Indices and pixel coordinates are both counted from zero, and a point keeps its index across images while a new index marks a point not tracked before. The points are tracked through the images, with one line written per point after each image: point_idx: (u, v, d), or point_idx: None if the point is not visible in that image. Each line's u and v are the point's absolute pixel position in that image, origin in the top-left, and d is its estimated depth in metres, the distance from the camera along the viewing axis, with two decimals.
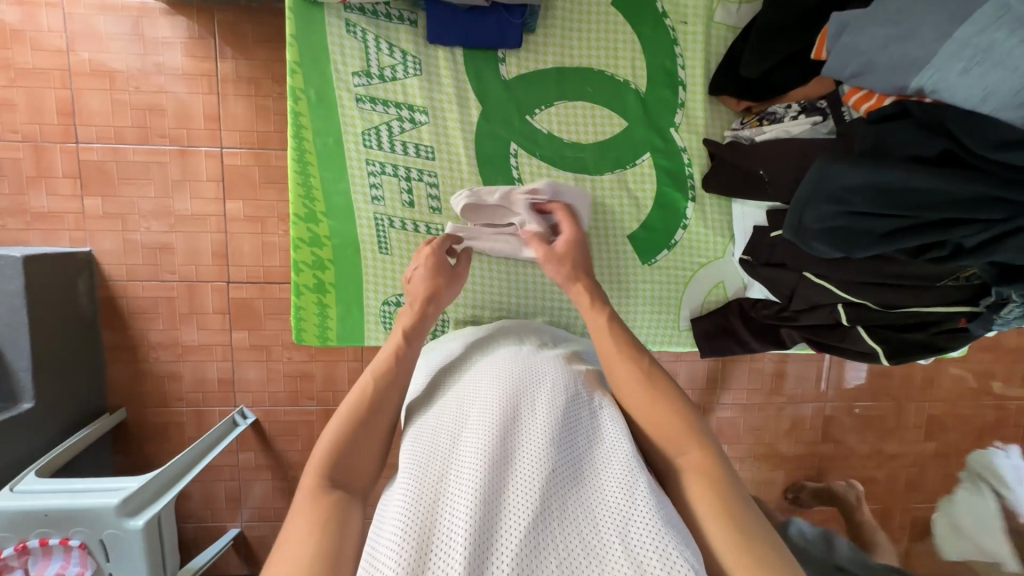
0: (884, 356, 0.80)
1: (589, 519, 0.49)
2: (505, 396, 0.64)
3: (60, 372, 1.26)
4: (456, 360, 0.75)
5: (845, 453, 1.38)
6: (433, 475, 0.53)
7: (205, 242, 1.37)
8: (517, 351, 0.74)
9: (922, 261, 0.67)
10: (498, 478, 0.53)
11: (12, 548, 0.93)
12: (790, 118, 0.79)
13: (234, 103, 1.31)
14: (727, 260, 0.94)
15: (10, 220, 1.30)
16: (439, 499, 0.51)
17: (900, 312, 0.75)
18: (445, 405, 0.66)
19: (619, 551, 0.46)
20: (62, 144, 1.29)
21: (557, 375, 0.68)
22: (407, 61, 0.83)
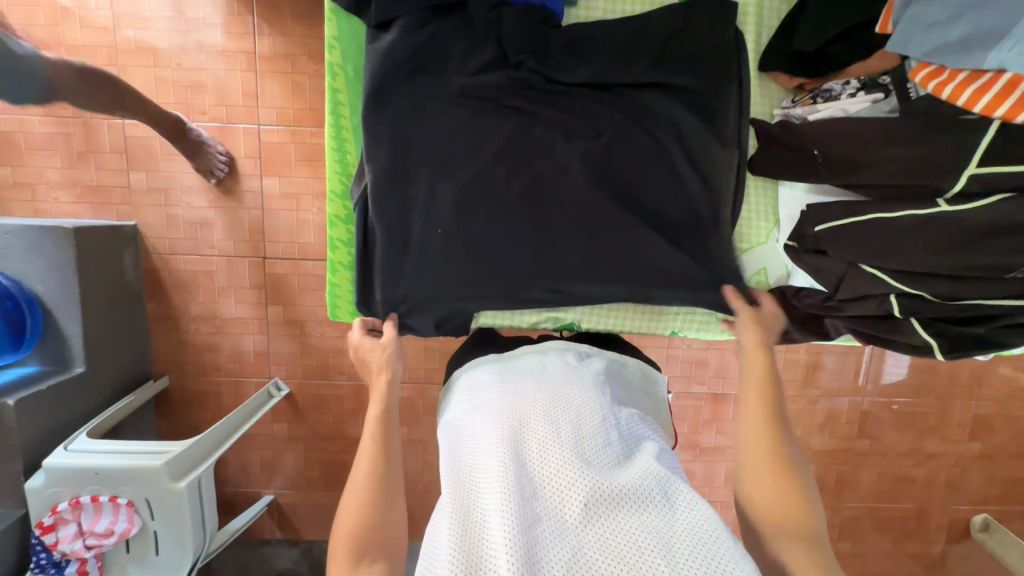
0: (939, 351, 0.90)
1: (641, 513, 0.71)
2: (556, 433, 0.79)
3: (105, 332, 1.54)
4: (490, 385, 0.92)
5: (883, 446, 1.90)
6: (481, 492, 0.74)
7: (242, 217, 1.64)
8: (551, 368, 0.94)
9: (987, 247, 0.76)
10: (531, 507, 0.71)
11: (105, 496, 1.27)
12: (848, 95, 0.94)
13: (269, 78, 1.57)
14: (772, 245, 1.07)
15: (64, 193, 1.61)
16: (482, 524, 0.70)
17: (958, 304, 0.86)
18: (506, 412, 0.84)
19: (667, 553, 0.66)
20: (110, 120, 1.58)
21: (584, 386, 0.88)
22: (430, 59, 0.98)
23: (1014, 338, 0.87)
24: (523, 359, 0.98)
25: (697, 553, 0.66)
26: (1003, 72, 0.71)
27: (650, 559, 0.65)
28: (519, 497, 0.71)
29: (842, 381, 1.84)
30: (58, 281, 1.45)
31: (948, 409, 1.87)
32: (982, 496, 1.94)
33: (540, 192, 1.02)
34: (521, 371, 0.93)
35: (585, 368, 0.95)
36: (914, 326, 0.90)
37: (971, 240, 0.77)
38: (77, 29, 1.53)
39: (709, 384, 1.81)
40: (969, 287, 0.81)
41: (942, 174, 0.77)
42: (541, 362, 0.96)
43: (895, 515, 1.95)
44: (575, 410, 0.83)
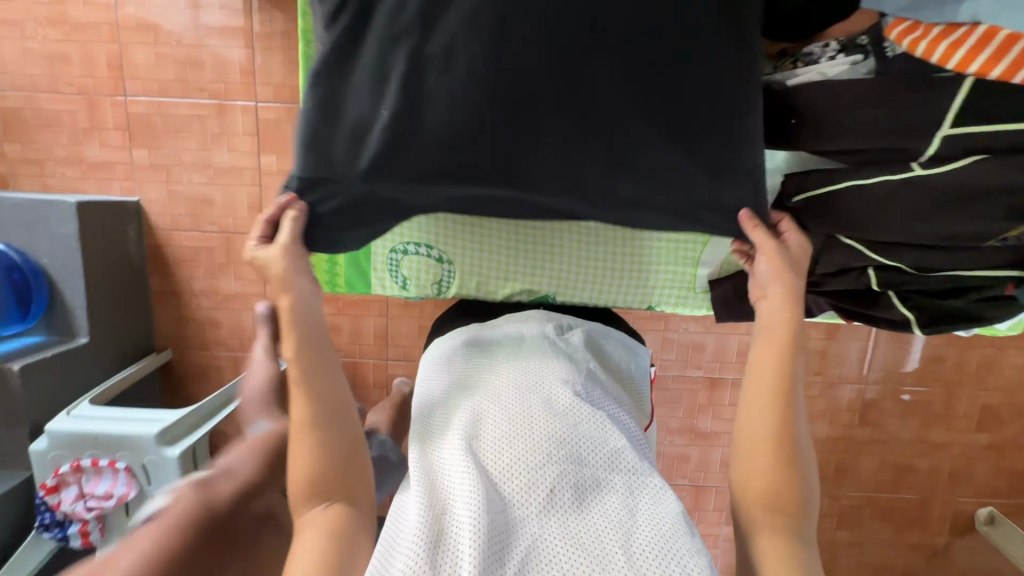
0: (917, 325, 0.91)
1: (606, 497, 0.70)
2: (528, 410, 0.79)
3: (108, 305, 1.59)
4: (468, 363, 0.92)
5: (886, 435, 1.86)
6: (450, 466, 0.74)
7: (240, 194, 1.66)
8: (530, 344, 0.93)
9: (963, 216, 0.75)
10: (500, 484, 0.71)
11: (105, 460, 1.31)
12: (827, 58, 0.83)
13: (267, 55, 1.58)
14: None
15: (70, 169, 1.65)
16: (448, 497, 0.70)
17: (938, 277, 0.85)
18: (481, 390, 0.84)
19: (630, 535, 0.66)
20: (113, 97, 1.61)
21: (561, 364, 0.88)
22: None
23: (996, 314, 0.87)
24: (500, 333, 0.98)
25: (659, 536, 0.66)
26: (978, 27, 0.68)
27: (611, 541, 0.65)
28: (486, 474, 0.71)
29: (843, 368, 1.80)
30: (62, 253, 1.49)
31: (955, 398, 1.82)
32: (989, 489, 1.89)
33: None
34: (497, 347, 0.93)
35: (565, 344, 0.94)
36: (892, 300, 0.90)
37: (949, 207, 0.76)
38: (80, 7, 1.56)
39: (706, 368, 1.79)
40: (947, 257, 0.80)
41: (907, 140, 0.75)
42: (519, 335, 0.96)
43: (896, 506, 1.91)
44: (546, 385, 0.83)
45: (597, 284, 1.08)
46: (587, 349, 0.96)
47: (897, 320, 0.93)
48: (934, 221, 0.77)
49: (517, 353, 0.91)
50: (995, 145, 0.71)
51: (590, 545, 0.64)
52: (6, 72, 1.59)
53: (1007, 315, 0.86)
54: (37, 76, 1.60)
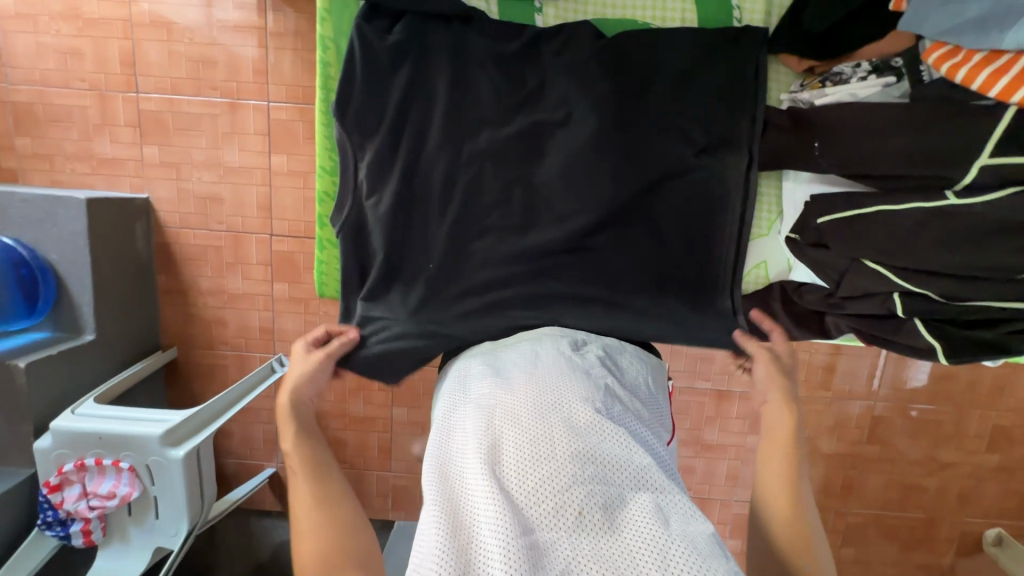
0: (943, 355, 0.87)
1: (634, 521, 0.69)
2: (547, 433, 0.76)
3: (114, 302, 1.58)
4: (483, 379, 0.89)
5: (893, 453, 1.84)
6: (472, 497, 0.72)
7: (250, 193, 1.65)
8: (546, 358, 0.91)
9: (1000, 245, 0.74)
10: (524, 518, 0.69)
11: (109, 460, 1.31)
12: (858, 79, 0.89)
13: (280, 55, 1.57)
14: (773, 237, 1.04)
15: (80, 164, 1.64)
16: (472, 531, 0.69)
17: (966, 306, 0.84)
18: (497, 410, 0.81)
19: (661, 564, 0.64)
20: (124, 93, 1.60)
21: (579, 379, 0.85)
22: (424, 61, 1.00)
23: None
24: (516, 347, 0.97)
25: (692, 561, 0.64)
26: (1021, 56, 0.69)
27: (643, 571, 0.64)
28: (509, 505, 0.69)
29: (853, 384, 1.78)
30: (70, 250, 1.48)
31: (966, 418, 1.79)
32: (996, 510, 1.87)
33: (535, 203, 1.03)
34: (513, 364, 0.91)
35: (583, 357, 0.92)
36: (918, 327, 0.89)
37: (987, 231, 0.74)
38: (94, 2, 1.55)
39: (714, 380, 1.77)
40: (977, 286, 0.79)
41: (949, 167, 0.75)
42: (534, 350, 0.94)
43: (902, 525, 1.89)
44: (565, 403, 0.81)
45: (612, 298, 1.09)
46: (605, 359, 0.94)
47: (921, 347, 0.90)
48: (969, 247, 0.75)
49: (533, 370, 0.88)
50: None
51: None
52: (19, 65, 1.59)
53: None
54: (50, 71, 1.59)
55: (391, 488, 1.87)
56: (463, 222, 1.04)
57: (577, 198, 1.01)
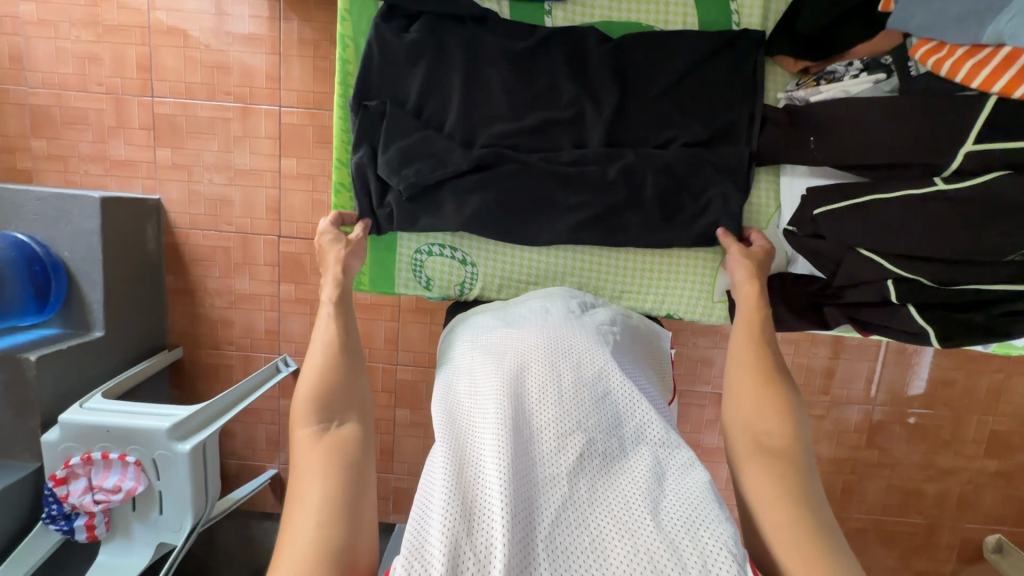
0: (934, 338, 0.90)
1: (633, 466, 0.72)
2: (555, 382, 0.80)
3: (123, 300, 1.60)
4: (494, 335, 0.94)
5: (892, 458, 1.85)
6: (478, 433, 0.75)
7: (260, 195, 1.69)
8: (554, 318, 0.95)
9: (989, 230, 0.78)
10: (528, 453, 0.72)
11: (116, 453, 1.32)
12: (850, 77, 0.94)
13: (292, 62, 1.62)
14: (772, 231, 1.07)
15: (94, 166, 1.68)
16: (476, 463, 0.71)
17: (957, 290, 0.87)
18: (508, 359, 0.85)
19: (657, 505, 0.67)
20: (140, 98, 1.64)
21: (586, 337, 0.89)
22: (439, 58, 1.05)
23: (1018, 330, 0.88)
24: (525, 305, 1.02)
25: (687, 505, 0.67)
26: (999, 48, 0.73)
27: (639, 509, 0.66)
28: (514, 440, 0.73)
29: (851, 388, 1.81)
30: (83, 248, 1.51)
31: (963, 423, 1.81)
32: (996, 516, 1.87)
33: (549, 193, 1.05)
34: (523, 320, 0.95)
35: (591, 320, 0.97)
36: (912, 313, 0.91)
37: (974, 219, 0.79)
38: (114, 9, 1.60)
39: (714, 383, 1.79)
40: (966, 269, 0.83)
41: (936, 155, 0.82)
42: (543, 308, 0.99)
43: (902, 531, 1.90)
44: (573, 356, 0.85)
45: (621, 289, 1.12)
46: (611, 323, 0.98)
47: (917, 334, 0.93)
48: (958, 231, 0.80)
49: (542, 326, 0.92)
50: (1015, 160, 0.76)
51: (619, 514, 0.66)
52: (39, 70, 1.64)
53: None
54: (68, 75, 1.64)
55: (392, 490, 1.87)
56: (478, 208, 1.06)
57: (589, 188, 1.04)
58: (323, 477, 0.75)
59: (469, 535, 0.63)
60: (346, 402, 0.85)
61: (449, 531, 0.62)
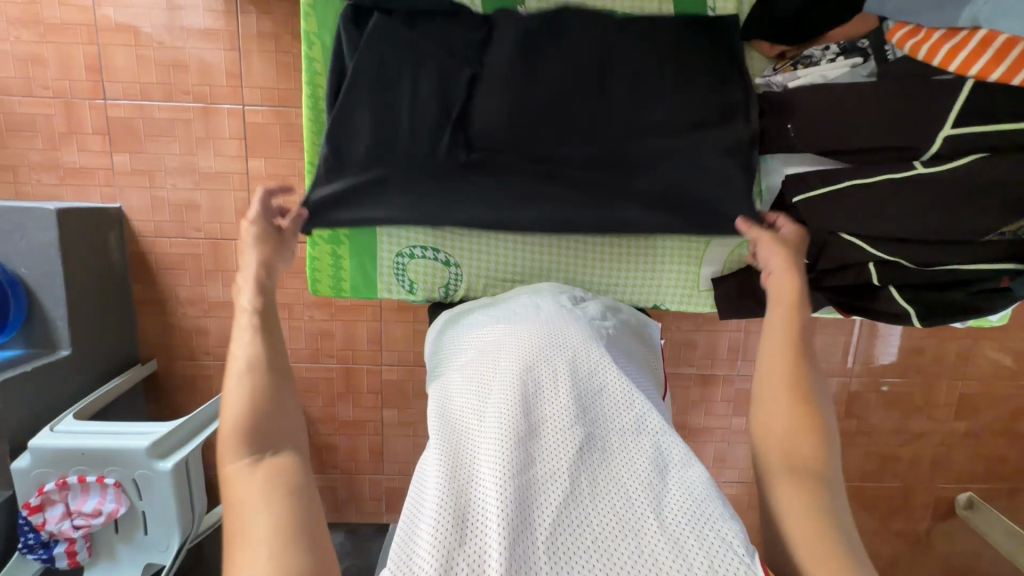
0: (916, 318, 0.95)
1: (634, 463, 0.71)
2: (551, 380, 0.80)
3: (90, 315, 1.53)
4: (485, 333, 0.93)
5: (869, 425, 1.92)
6: (475, 435, 0.75)
7: (228, 199, 1.63)
8: (546, 313, 0.94)
9: (965, 209, 0.82)
10: (526, 452, 0.71)
11: (93, 476, 1.27)
12: (828, 60, 0.94)
13: (253, 58, 1.55)
14: (755, 217, 1.09)
15: (46, 175, 1.59)
16: (473, 466, 0.71)
17: (935, 271, 0.92)
18: (502, 357, 0.85)
19: (660, 504, 0.66)
20: (91, 100, 1.55)
21: (580, 332, 0.89)
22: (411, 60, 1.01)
23: (995, 308, 0.92)
24: (515, 301, 1.01)
25: (690, 502, 0.66)
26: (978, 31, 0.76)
27: (640, 508, 0.65)
28: (512, 439, 0.72)
29: (828, 361, 1.86)
30: (42, 263, 1.44)
31: (934, 389, 1.88)
32: (966, 475, 1.97)
33: (529, 202, 1.05)
34: (515, 317, 0.95)
35: (583, 313, 0.97)
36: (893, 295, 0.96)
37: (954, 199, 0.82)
38: (55, 7, 1.50)
39: (698, 365, 1.81)
40: (943, 251, 0.88)
41: (921, 140, 0.84)
42: (534, 303, 0.98)
43: (881, 495, 1.97)
44: (568, 353, 0.85)
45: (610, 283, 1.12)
46: (606, 317, 0.99)
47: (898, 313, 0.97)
48: (933, 210, 0.84)
49: (534, 323, 0.91)
50: (1002, 145, 0.79)
51: (620, 513, 0.65)
52: None
53: (1005, 310, 0.91)
54: (10, 78, 1.54)
55: (384, 490, 1.86)
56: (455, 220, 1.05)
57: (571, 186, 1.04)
58: (280, 514, 0.64)
59: (468, 538, 0.62)
60: (282, 430, 0.73)
61: (446, 540, 0.62)
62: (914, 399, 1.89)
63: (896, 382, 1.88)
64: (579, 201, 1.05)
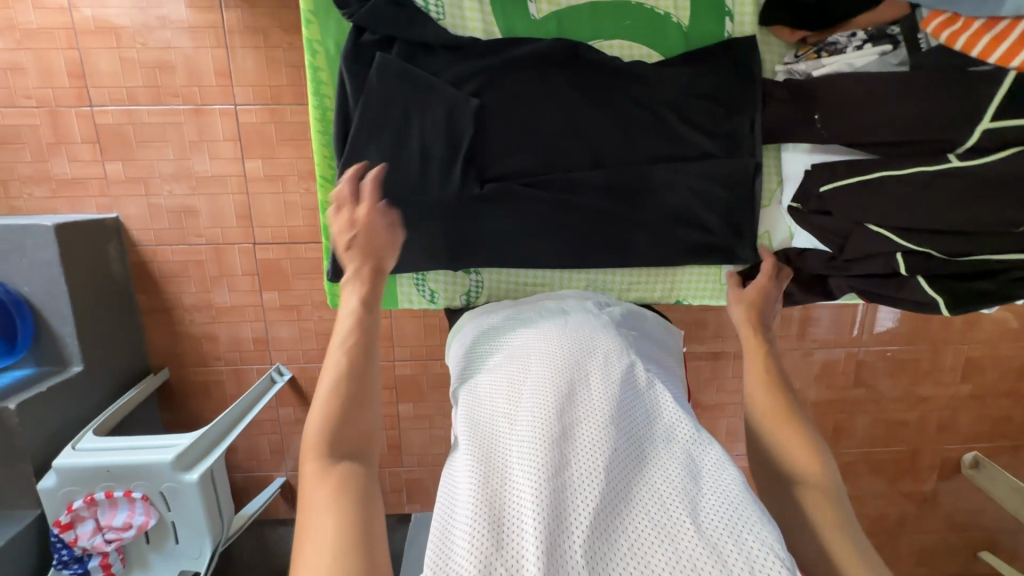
0: (944, 306, 0.95)
1: (669, 468, 0.72)
2: (586, 384, 0.81)
3: (99, 330, 1.52)
4: (512, 338, 0.94)
5: (878, 392, 1.95)
6: (511, 434, 0.76)
7: (227, 203, 1.59)
8: (574, 319, 0.95)
9: (1000, 203, 0.83)
10: (564, 453, 0.72)
11: (120, 491, 1.28)
12: (853, 48, 0.99)
13: (242, 54, 1.49)
14: (776, 207, 1.14)
15: (38, 188, 1.55)
16: (511, 465, 0.72)
17: (964, 260, 0.93)
18: (534, 359, 0.86)
19: (698, 508, 0.67)
20: (77, 108, 1.50)
21: (610, 339, 0.90)
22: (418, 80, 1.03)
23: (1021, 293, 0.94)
24: (539, 307, 1.02)
25: (726, 507, 0.67)
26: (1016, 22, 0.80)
27: (678, 512, 0.66)
28: (549, 440, 0.73)
29: (837, 333, 1.87)
30: (44, 280, 1.41)
31: (941, 354, 1.91)
32: (972, 435, 2.01)
33: (547, 217, 1.09)
34: (542, 322, 0.96)
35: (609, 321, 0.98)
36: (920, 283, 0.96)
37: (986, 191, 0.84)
38: (28, 10, 1.43)
39: (708, 344, 1.83)
40: (974, 243, 0.89)
41: (953, 131, 0.88)
42: (560, 310, 1.00)
43: (889, 459, 2.02)
44: (600, 358, 0.86)
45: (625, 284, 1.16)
46: (630, 326, 1.00)
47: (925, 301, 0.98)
48: (965, 202, 0.86)
49: (562, 328, 0.92)
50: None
51: (658, 517, 0.66)
52: None
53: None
54: None
55: (404, 482, 1.88)
56: (475, 234, 1.09)
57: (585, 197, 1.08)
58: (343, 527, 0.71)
59: (509, 537, 0.63)
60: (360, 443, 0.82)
61: (490, 538, 0.63)
62: (921, 365, 1.92)
63: (903, 349, 1.90)
64: (596, 211, 1.09)
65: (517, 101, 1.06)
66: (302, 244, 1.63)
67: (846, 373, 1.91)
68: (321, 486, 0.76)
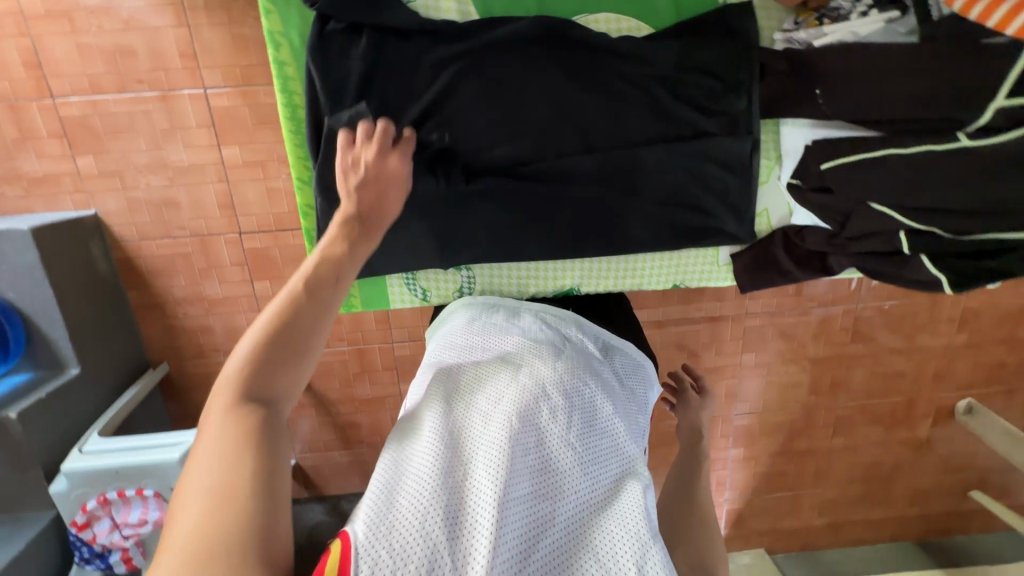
0: (949, 285, 0.95)
1: (626, 511, 0.71)
2: (565, 405, 0.80)
3: (92, 330, 1.51)
4: (491, 344, 0.93)
5: (875, 346, 1.96)
6: (480, 425, 0.76)
7: (207, 192, 1.54)
8: (558, 345, 0.94)
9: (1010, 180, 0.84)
10: (524, 460, 0.72)
11: (132, 489, 1.30)
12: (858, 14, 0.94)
13: (206, 32, 1.40)
14: (774, 184, 1.11)
15: (10, 188, 1.49)
16: (472, 456, 0.72)
17: (971, 239, 0.93)
18: (519, 367, 0.86)
19: (641, 559, 0.66)
20: (38, 101, 1.42)
21: (594, 374, 0.89)
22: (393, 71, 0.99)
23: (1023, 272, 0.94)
24: (523, 321, 1.01)
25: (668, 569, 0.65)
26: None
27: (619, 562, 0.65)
28: (517, 444, 0.73)
29: (836, 291, 1.86)
30: (28, 285, 1.38)
31: (939, 305, 1.91)
32: (967, 383, 2.04)
33: (538, 209, 1.07)
34: (527, 335, 0.95)
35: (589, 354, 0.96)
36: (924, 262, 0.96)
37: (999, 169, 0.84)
38: None
39: (707, 308, 1.82)
40: (980, 221, 0.89)
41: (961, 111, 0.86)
42: (545, 330, 0.99)
43: (885, 409, 2.06)
44: (582, 387, 0.85)
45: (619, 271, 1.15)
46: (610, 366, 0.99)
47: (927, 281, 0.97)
48: (968, 182, 0.86)
49: (544, 349, 0.91)
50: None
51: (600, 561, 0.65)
52: None
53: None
54: None
55: None
56: (465, 229, 1.08)
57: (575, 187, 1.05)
58: (239, 480, 0.62)
59: (449, 526, 0.63)
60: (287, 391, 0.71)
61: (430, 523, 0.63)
62: (919, 318, 1.92)
63: (902, 303, 1.90)
64: (588, 200, 1.07)
65: (501, 90, 1.01)
66: (289, 231, 1.59)
67: (844, 330, 1.92)
68: (240, 405, 0.68)
